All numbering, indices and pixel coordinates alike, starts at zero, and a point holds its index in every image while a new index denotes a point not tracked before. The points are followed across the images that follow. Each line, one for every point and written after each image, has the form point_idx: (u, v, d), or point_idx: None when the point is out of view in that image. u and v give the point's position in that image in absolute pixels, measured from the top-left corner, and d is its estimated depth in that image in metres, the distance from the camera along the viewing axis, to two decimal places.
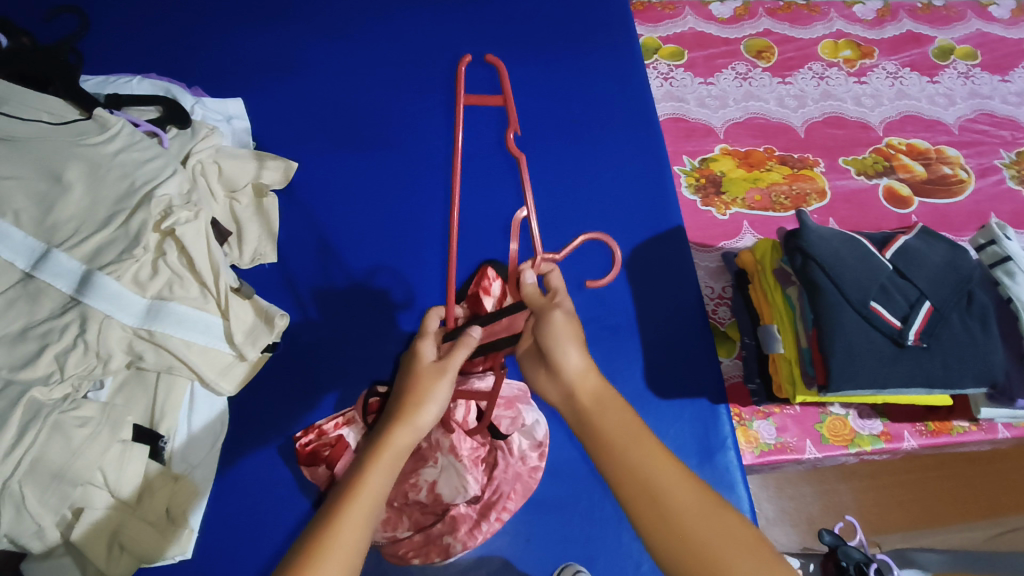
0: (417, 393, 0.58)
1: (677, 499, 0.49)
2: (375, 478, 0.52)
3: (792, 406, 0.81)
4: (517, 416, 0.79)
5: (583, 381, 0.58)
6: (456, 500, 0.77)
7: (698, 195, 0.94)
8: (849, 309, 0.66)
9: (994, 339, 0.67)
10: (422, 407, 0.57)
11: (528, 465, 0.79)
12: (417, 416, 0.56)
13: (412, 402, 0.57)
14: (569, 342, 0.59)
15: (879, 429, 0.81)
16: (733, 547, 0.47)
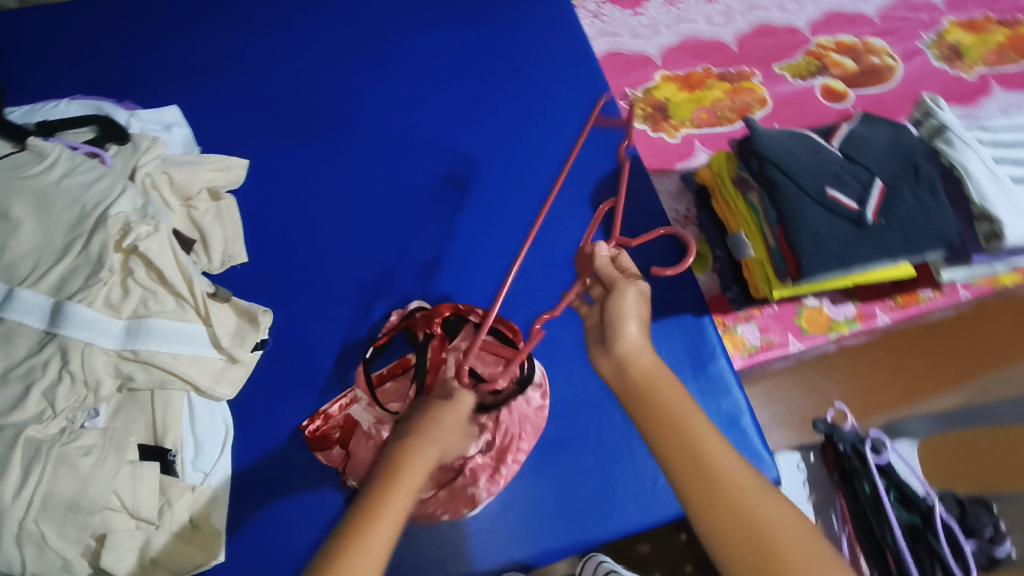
0: (443, 426, 0.54)
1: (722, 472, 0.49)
2: (402, 498, 0.48)
3: (770, 306, 0.83)
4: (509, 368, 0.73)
5: (639, 357, 0.56)
6: (469, 452, 0.70)
7: (647, 123, 0.93)
8: (809, 200, 0.67)
9: (944, 203, 0.68)
10: (445, 436, 0.54)
11: (533, 405, 0.73)
12: (440, 441, 0.53)
13: (436, 433, 0.53)
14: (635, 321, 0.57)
15: (852, 312, 0.84)
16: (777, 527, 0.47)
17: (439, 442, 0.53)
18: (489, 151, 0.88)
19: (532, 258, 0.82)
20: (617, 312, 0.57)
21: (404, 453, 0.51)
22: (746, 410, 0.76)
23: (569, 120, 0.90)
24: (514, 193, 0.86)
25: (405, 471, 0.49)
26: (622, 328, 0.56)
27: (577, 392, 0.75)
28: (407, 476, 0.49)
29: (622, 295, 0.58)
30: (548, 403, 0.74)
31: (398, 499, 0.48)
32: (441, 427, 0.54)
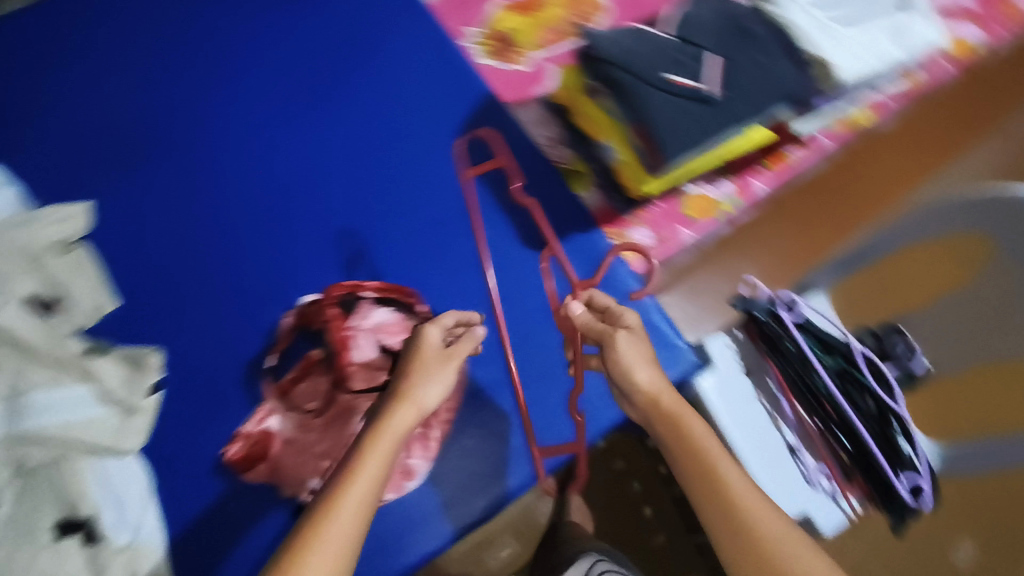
0: (423, 378, 0.61)
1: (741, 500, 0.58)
2: (375, 455, 0.55)
3: (654, 205, 0.85)
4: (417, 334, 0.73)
5: (657, 397, 0.64)
6: None
7: (495, 58, 0.92)
8: (656, 92, 0.68)
9: (779, 62, 0.70)
10: (426, 389, 0.60)
11: None
12: (420, 395, 0.59)
13: (416, 387, 0.60)
14: (640, 364, 0.65)
15: (731, 188, 0.88)
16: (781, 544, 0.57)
17: (413, 401, 0.59)
18: (348, 123, 0.83)
19: (421, 218, 0.78)
20: (624, 364, 0.64)
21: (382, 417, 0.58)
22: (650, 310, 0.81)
23: (421, 74, 0.87)
24: (384, 158, 0.81)
25: (378, 432, 0.57)
26: (636, 375, 0.64)
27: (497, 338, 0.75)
28: (378, 436, 0.57)
29: (620, 346, 0.65)
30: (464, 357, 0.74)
31: (370, 458, 0.55)
32: (420, 380, 0.60)
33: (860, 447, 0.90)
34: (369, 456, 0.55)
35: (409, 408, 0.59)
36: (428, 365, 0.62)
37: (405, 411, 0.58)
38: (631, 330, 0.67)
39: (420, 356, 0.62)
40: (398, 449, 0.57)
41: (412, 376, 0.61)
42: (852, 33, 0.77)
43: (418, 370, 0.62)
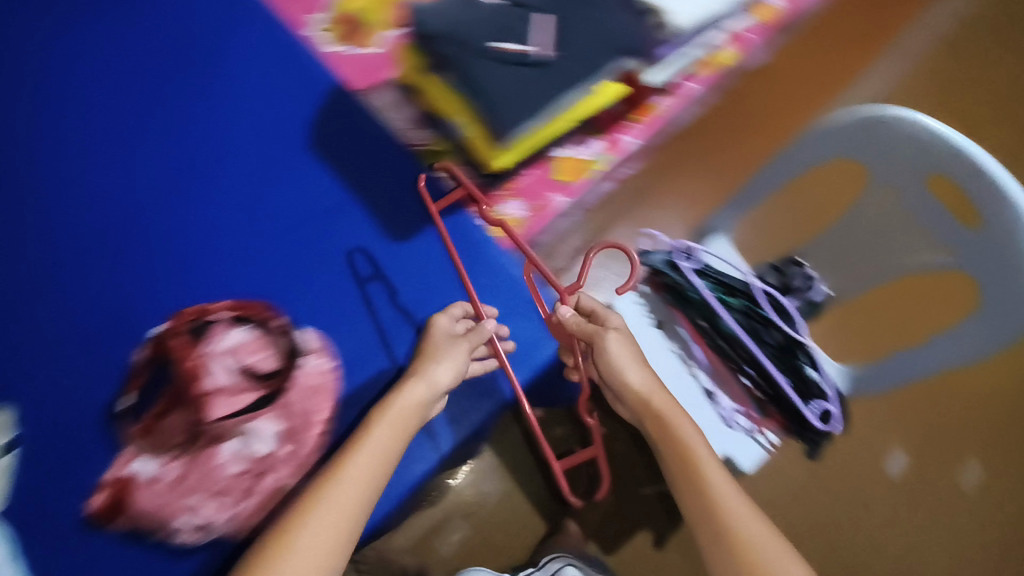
0: (433, 360, 0.66)
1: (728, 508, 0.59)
2: (381, 430, 0.60)
3: (524, 175, 0.82)
4: (279, 347, 0.68)
5: (649, 397, 0.67)
6: (267, 447, 0.64)
7: (344, 43, 0.84)
8: (488, 64, 0.64)
9: (610, 12, 0.68)
10: (437, 370, 0.65)
11: (321, 373, 0.68)
12: (432, 375, 0.64)
13: (428, 369, 0.65)
14: (632, 364, 0.67)
15: (601, 148, 0.86)
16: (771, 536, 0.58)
17: (425, 378, 0.64)
18: (190, 134, 0.75)
19: (280, 227, 0.74)
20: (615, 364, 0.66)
21: (392, 397, 0.63)
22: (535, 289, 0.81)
23: (263, 70, 0.80)
24: (236, 168, 0.75)
25: (388, 412, 0.61)
26: (627, 374, 0.66)
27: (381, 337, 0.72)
28: (388, 416, 0.61)
29: (609, 343, 0.66)
30: (336, 362, 0.69)
31: (375, 436, 0.59)
32: (431, 362, 0.65)
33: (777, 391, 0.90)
34: (374, 435, 0.60)
35: (417, 387, 0.63)
36: (442, 350, 0.67)
37: (415, 390, 0.63)
38: (620, 329, 0.69)
39: (434, 342, 0.68)
40: (407, 429, 0.61)
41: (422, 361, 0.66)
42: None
43: (429, 353, 0.67)
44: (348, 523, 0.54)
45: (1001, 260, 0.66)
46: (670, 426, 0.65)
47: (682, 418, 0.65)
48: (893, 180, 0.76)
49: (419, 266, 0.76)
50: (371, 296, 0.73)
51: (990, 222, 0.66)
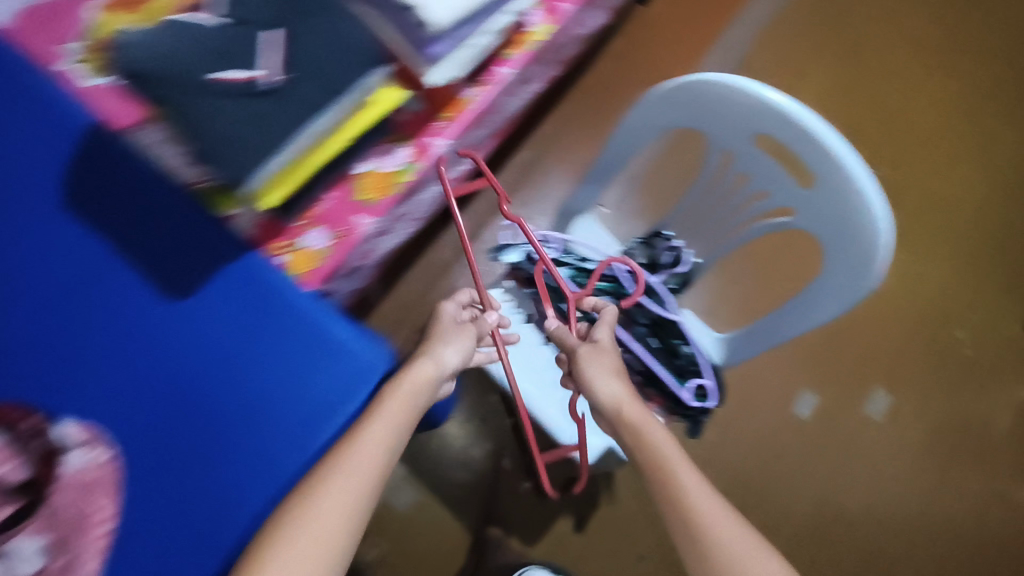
0: (439, 345, 0.74)
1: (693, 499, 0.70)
2: (395, 404, 0.68)
3: (320, 198, 0.74)
4: (38, 450, 0.61)
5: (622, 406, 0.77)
6: (30, 564, 0.58)
7: (103, 78, 0.70)
8: (204, 99, 0.56)
9: (343, 19, 0.61)
10: (444, 354, 0.74)
11: (93, 467, 0.62)
12: (439, 358, 0.73)
13: (436, 351, 0.73)
14: (605, 375, 0.79)
15: (407, 156, 0.78)
16: (732, 519, 0.69)
17: (430, 363, 0.72)
18: None
19: (52, 306, 0.66)
20: (592, 372, 0.79)
21: (405, 374, 0.71)
22: (345, 335, 0.73)
23: (17, 125, 0.68)
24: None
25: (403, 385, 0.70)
26: (598, 387, 0.78)
27: (229, 428, 0.67)
28: (400, 393, 0.69)
29: (584, 355, 0.81)
30: (114, 452, 0.63)
31: (389, 409, 0.68)
32: (439, 345, 0.74)
33: (648, 372, 1.00)
34: (388, 409, 0.67)
35: (426, 368, 0.71)
36: (448, 334, 0.76)
37: (423, 370, 0.71)
38: (600, 343, 0.83)
39: (441, 327, 0.78)
40: (414, 406, 0.69)
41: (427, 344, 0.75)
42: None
43: (436, 335, 0.76)
44: (351, 507, 0.61)
45: (831, 217, 0.78)
46: (641, 434, 0.74)
47: (654, 425, 0.75)
48: (733, 142, 0.84)
49: (203, 324, 0.69)
50: (220, 383, 0.68)
51: (825, 186, 0.77)
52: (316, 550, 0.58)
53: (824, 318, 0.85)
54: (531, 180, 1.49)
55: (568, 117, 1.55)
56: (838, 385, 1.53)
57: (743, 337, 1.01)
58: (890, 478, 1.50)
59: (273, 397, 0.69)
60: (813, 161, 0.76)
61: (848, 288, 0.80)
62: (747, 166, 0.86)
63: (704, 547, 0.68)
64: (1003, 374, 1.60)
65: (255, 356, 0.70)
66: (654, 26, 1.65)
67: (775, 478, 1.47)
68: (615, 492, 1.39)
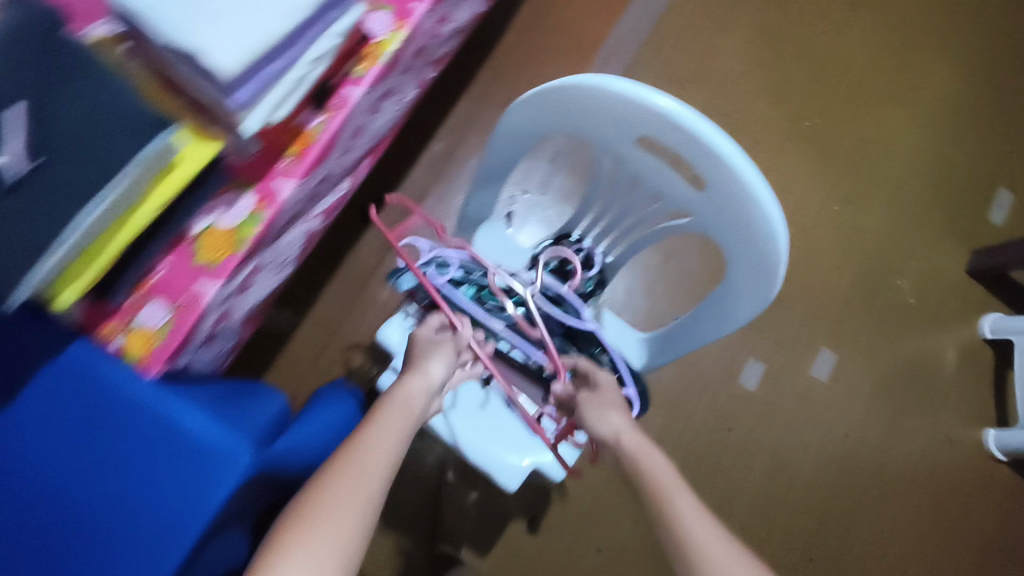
0: (424, 362, 0.84)
1: (680, 510, 0.67)
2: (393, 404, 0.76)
3: (152, 268, 0.66)
4: None
5: (625, 437, 0.80)
6: None
7: None
8: None
9: (109, 87, 0.54)
10: (429, 370, 0.83)
11: None
12: (425, 374, 0.83)
13: (422, 368, 0.83)
14: (609, 413, 0.83)
15: (252, 205, 0.68)
16: (713, 525, 0.65)
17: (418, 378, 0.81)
18: None
19: None
20: (599, 409, 0.83)
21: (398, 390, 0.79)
22: (200, 425, 0.64)
23: None
24: None
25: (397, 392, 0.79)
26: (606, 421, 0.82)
27: (79, 544, 0.61)
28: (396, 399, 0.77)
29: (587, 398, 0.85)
30: None
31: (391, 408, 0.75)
32: (424, 364, 0.84)
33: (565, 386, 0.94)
34: (390, 411, 0.74)
35: (415, 381, 0.81)
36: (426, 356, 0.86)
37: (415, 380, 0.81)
38: (603, 387, 0.87)
39: (420, 351, 0.86)
40: (409, 410, 0.76)
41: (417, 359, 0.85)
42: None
43: (420, 353, 0.86)
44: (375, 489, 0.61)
45: (729, 220, 0.72)
46: (637, 458, 0.76)
47: (653, 451, 0.77)
48: (620, 143, 0.76)
49: (36, 426, 0.63)
50: (65, 485, 0.62)
51: (718, 188, 0.70)
52: (338, 529, 0.56)
53: (734, 323, 0.79)
54: (447, 174, 1.40)
55: (481, 99, 1.44)
56: (784, 349, 1.50)
57: (663, 339, 0.95)
58: (842, 437, 1.49)
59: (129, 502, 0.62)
60: (702, 162, 0.69)
61: (754, 294, 0.74)
62: (640, 166, 0.79)
63: (689, 552, 0.63)
64: (948, 320, 1.58)
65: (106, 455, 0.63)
66: None
67: (727, 452, 1.45)
68: (567, 490, 1.36)
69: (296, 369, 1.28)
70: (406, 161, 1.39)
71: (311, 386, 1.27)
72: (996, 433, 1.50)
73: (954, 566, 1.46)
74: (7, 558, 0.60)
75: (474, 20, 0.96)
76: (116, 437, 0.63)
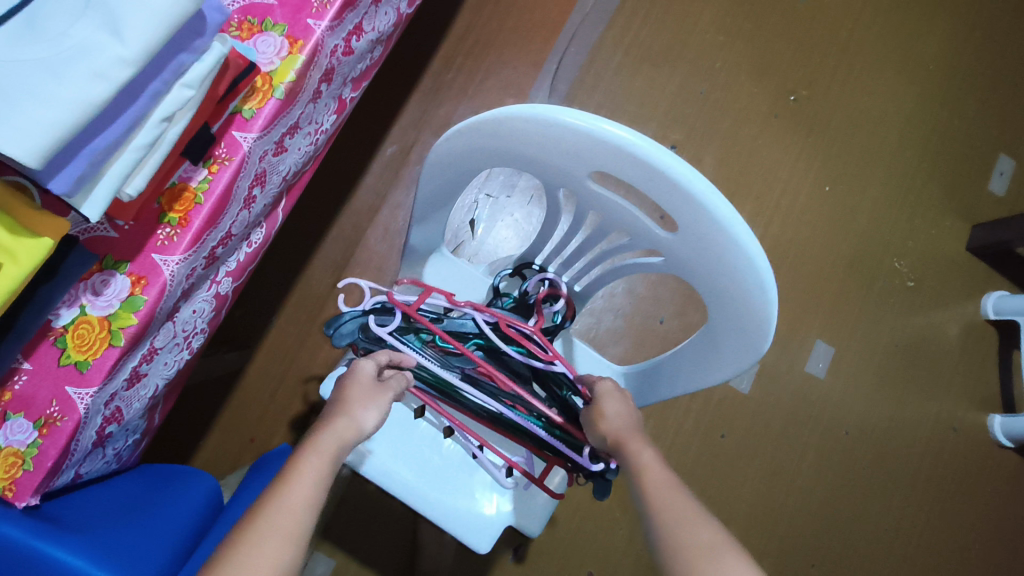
0: (360, 402, 0.61)
1: (670, 520, 0.52)
2: (312, 461, 0.53)
3: (11, 373, 0.54)
4: None
5: (620, 432, 0.63)
6: None
7: None
8: None
9: None
10: (363, 413, 0.60)
11: None
12: (358, 417, 0.60)
13: (354, 409, 0.60)
14: (609, 409, 0.66)
15: (129, 283, 0.57)
16: (713, 546, 0.49)
17: (346, 426, 0.58)
18: None
19: None
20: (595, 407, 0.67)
21: (320, 436, 0.56)
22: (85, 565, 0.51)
23: None
24: None
25: (320, 440, 0.55)
26: (600, 417, 0.66)
27: None
28: (319, 451, 0.54)
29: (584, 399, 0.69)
30: None
31: (307, 469, 0.52)
32: (357, 405, 0.61)
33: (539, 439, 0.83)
34: (305, 473, 0.52)
35: (346, 428, 0.58)
36: (362, 392, 0.62)
37: (344, 428, 0.58)
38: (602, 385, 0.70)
39: (355, 381, 0.63)
40: (332, 470, 0.54)
41: (350, 399, 0.61)
42: (12, 36, 0.41)
43: (353, 388, 0.62)
44: None
45: (707, 263, 0.62)
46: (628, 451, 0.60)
47: (647, 445, 0.61)
48: (571, 178, 0.65)
49: None
50: None
51: (688, 228, 0.60)
52: None
53: (721, 371, 0.69)
54: (400, 181, 1.27)
55: (434, 96, 1.30)
56: (777, 345, 1.40)
57: (645, 378, 0.85)
58: (842, 433, 1.40)
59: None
60: (668, 203, 0.58)
61: (742, 342, 0.65)
62: (600, 200, 0.67)
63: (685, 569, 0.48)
64: (949, 299, 1.48)
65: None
66: None
67: (723, 459, 1.36)
68: (554, 515, 1.26)
69: (249, 409, 1.17)
70: (354, 171, 1.26)
71: (267, 427, 1.17)
72: (1000, 418, 1.43)
73: (961, 557, 1.41)
74: None
75: (401, 21, 0.82)
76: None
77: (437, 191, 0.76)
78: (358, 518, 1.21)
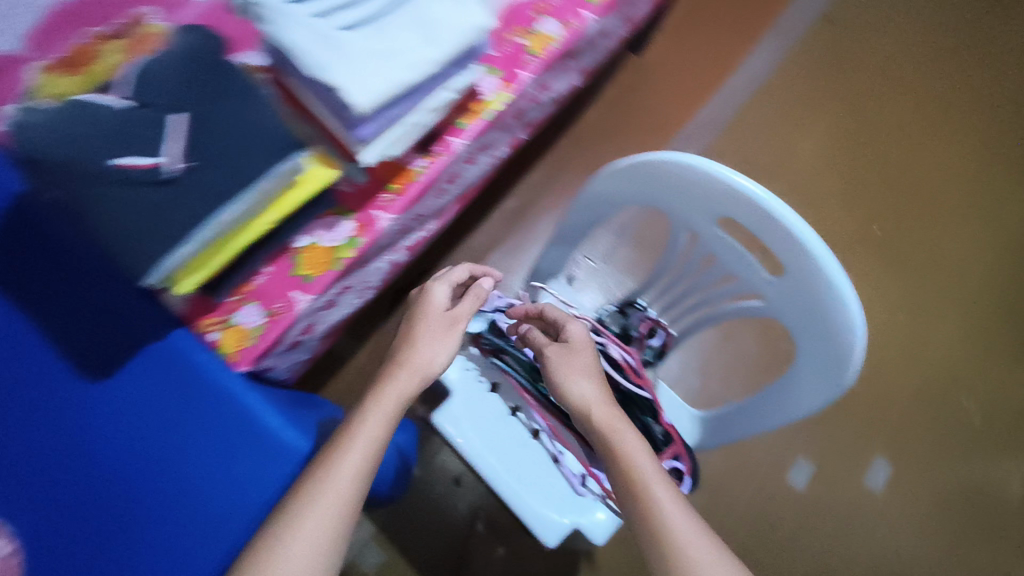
0: (429, 335, 0.74)
1: (653, 509, 0.60)
2: (370, 420, 0.65)
3: (254, 274, 0.71)
4: None
5: (588, 407, 0.70)
6: None
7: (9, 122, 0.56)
8: (100, 181, 0.55)
9: (252, 105, 0.61)
10: (434, 352, 0.73)
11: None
12: (428, 360, 0.73)
13: (423, 351, 0.73)
14: (579, 376, 0.72)
15: (352, 229, 0.74)
16: (696, 534, 0.59)
17: (408, 372, 0.71)
18: None
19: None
20: (559, 373, 0.73)
21: (383, 389, 0.69)
22: (275, 420, 0.71)
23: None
24: None
25: (378, 397, 0.68)
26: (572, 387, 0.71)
27: (154, 527, 0.65)
28: (379, 404, 0.67)
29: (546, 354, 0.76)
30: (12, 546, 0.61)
31: (365, 427, 0.64)
32: (426, 344, 0.74)
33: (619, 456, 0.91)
34: (364, 426, 0.65)
35: (403, 381, 0.70)
36: (432, 329, 0.75)
37: (402, 384, 0.69)
38: (572, 344, 0.76)
39: (426, 319, 0.76)
40: (390, 419, 0.67)
41: (419, 341, 0.73)
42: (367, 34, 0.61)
43: (416, 330, 0.75)
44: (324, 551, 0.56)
45: (804, 306, 0.74)
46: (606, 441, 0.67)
47: (626, 428, 0.67)
48: (697, 221, 0.80)
49: (132, 408, 0.68)
50: (144, 466, 0.67)
51: (794, 272, 0.73)
52: None
53: (800, 409, 0.79)
54: (518, 230, 1.46)
55: (560, 166, 1.51)
56: (837, 452, 1.45)
57: (722, 421, 0.95)
58: (891, 555, 1.40)
59: (185, 489, 0.67)
60: (780, 249, 0.72)
61: (824, 381, 0.75)
62: (717, 243, 0.82)
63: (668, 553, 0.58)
64: (1015, 449, 1.50)
65: (166, 444, 0.68)
66: (650, 72, 1.61)
67: (768, 551, 1.38)
68: (595, 562, 1.31)
69: (348, 394, 1.32)
70: (482, 213, 1.46)
71: None
72: None
73: None
74: (98, 526, 0.64)
75: (568, 92, 1.04)
76: (176, 431, 0.68)
77: (577, 222, 0.92)
78: (416, 518, 1.30)
